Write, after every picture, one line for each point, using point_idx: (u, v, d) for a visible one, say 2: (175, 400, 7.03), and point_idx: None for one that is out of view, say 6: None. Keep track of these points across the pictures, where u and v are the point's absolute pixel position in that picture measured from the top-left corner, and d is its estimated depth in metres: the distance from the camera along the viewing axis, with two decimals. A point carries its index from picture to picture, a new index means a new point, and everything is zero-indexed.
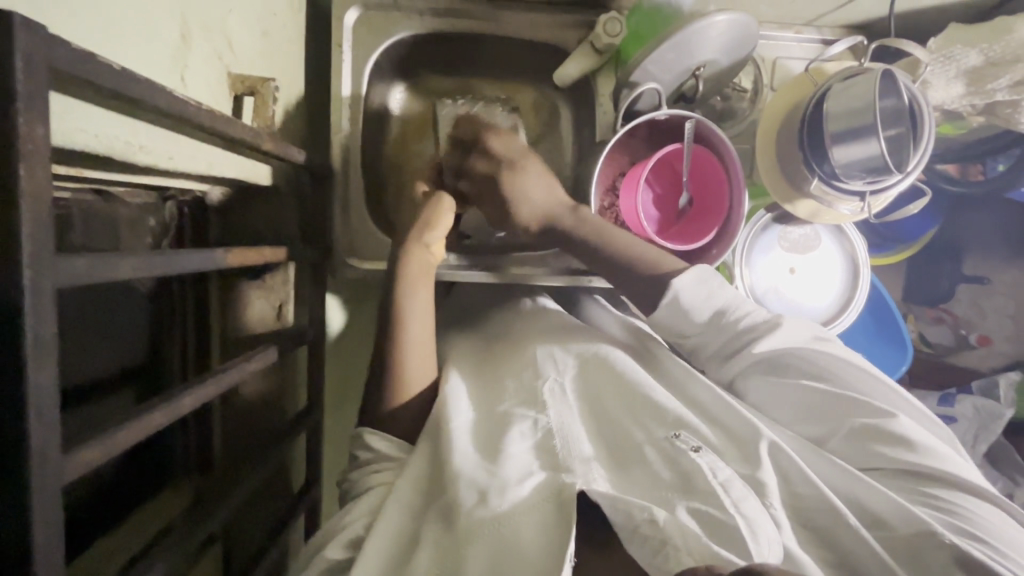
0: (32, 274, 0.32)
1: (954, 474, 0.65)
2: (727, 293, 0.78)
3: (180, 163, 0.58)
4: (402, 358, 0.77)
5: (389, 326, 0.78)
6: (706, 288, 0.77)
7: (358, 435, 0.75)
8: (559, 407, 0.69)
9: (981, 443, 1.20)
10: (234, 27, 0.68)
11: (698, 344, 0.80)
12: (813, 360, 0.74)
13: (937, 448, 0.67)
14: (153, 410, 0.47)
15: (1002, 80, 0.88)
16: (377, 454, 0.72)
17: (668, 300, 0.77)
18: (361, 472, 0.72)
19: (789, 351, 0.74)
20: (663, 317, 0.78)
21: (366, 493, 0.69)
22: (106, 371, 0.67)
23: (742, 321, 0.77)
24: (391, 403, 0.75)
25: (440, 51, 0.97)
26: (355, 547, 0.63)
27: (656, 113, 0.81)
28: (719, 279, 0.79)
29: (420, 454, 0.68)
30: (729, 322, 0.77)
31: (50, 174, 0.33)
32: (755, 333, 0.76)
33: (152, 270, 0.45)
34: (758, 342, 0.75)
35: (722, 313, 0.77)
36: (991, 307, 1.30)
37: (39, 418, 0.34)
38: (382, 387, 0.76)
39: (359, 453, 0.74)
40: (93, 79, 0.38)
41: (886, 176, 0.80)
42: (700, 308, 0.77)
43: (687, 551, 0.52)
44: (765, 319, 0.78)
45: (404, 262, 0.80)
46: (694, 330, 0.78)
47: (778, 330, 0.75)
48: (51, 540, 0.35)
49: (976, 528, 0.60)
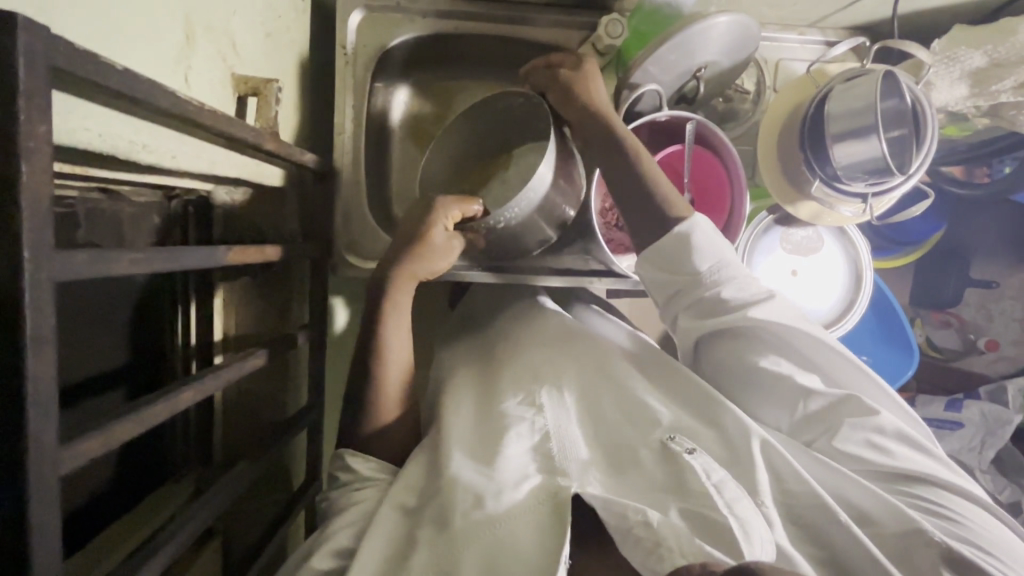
0: (31, 267, 0.33)
1: (941, 477, 0.66)
2: (727, 251, 0.77)
3: (183, 162, 0.59)
4: (386, 372, 0.77)
5: (395, 340, 0.78)
6: (713, 241, 0.76)
7: (340, 456, 0.75)
8: (557, 412, 0.70)
9: (988, 449, 1.17)
10: (239, 29, 0.69)
11: (677, 294, 0.78)
12: (811, 353, 0.74)
13: (923, 453, 0.69)
14: (152, 403, 0.48)
15: (1007, 81, 0.87)
16: (357, 475, 0.72)
17: (674, 235, 0.75)
18: (341, 492, 0.72)
19: (797, 337, 0.73)
20: (661, 247, 0.76)
21: (348, 509, 0.69)
22: (109, 364, 0.68)
23: (737, 279, 0.76)
24: (382, 413, 0.77)
25: (444, 54, 0.98)
26: (343, 557, 0.63)
27: (657, 115, 0.82)
28: (720, 239, 0.78)
29: (416, 461, 0.69)
30: (721, 278, 0.75)
31: (51, 170, 0.34)
32: (745, 297, 0.75)
33: (152, 265, 0.46)
34: (755, 306, 0.74)
35: (720, 266, 0.76)
36: (998, 311, 1.30)
37: (38, 412, 0.34)
38: (368, 390, 0.76)
39: (340, 474, 0.74)
40: (95, 77, 0.38)
41: (888, 178, 0.79)
42: (700, 255, 0.75)
43: (680, 553, 0.52)
44: (758, 291, 0.76)
45: (391, 288, 0.79)
46: (687, 273, 0.76)
47: (768, 302, 0.75)
48: (49, 531, 0.36)
49: (966, 530, 0.61)
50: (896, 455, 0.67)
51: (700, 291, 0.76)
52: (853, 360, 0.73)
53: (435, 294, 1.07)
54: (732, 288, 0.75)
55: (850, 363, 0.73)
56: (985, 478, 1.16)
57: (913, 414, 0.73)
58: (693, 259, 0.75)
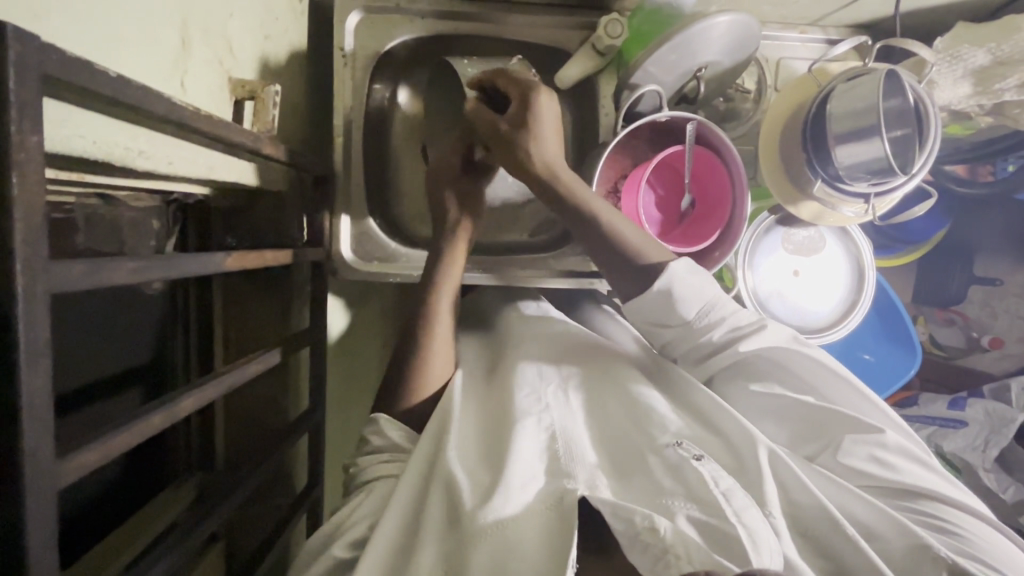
0: (25, 279, 0.33)
1: (943, 492, 0.66)
2: (710, 290, 0.77)
3: (181, 167, 0.59)
4: (428, 348, 0.78)
5: (419, 328, 0.79)
6: (694, 284, 0.76)
7: (373, 420, 0.75)
8: (564, 414, 0.71)
9: (992, 448, 1.15)
10: (236, 31, 0.69)
11: (673, 338, 0.80)
12: (813, 375, 0.75)
13: (927, 468, 0.69)
14: (153, 411, 0.48)
15: (1009, 80, 0.86)
16: (388, 443, 0.72)
17: (654, 292, 0.75)
18: (370, 458, 0.72)
19: (796, 360, 0.75)
20: (644, 304, 0.77)
21: (372, 483, 0.69)
22: (110, 370, 0.67)
23: (726, 320, 0.77)
24: (415, 395, 0.76)
25: (443, 54, 0.98)
26: (358, 547, 0.63)
27: (657, 115, 0.81)
28: (705, 275, 0.78)
29: (422, 443, 0.69)
30: (710, 321, 0.77)
31: (44, 180, 0.34)
32: (738, 334, 0.77)
33: (150, 274, 0.45)
34: (745, 341, 0.76)
35: (707, 309, 0.76)
36: (1003, 308, 1.26)
37: (33, 425, 0.34)
38: (404, 376, 0.77)
39: (371, 438, 0.74)
40: (88, 85, 0.38)
41: (891, 178, 0.78)
42: (685, 305, 0.76)
43: (688, 560, 0.51)
44: (750, 321, 0.78)
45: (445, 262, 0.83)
46: (676, 323, 0.77)
47: (762, 331, 0.76)
48: (47, 544, 0.36)
49: (969, 544, 0.60)
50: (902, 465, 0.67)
51: (696, 336, 0.78)
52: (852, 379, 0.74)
53: None
54: (723, 328, 0.77)
55: (853, 383, 0.74)
56: (990, 478, 1.14)
57: (913, 434, 0.73)
58: (678, 310, 0.76)
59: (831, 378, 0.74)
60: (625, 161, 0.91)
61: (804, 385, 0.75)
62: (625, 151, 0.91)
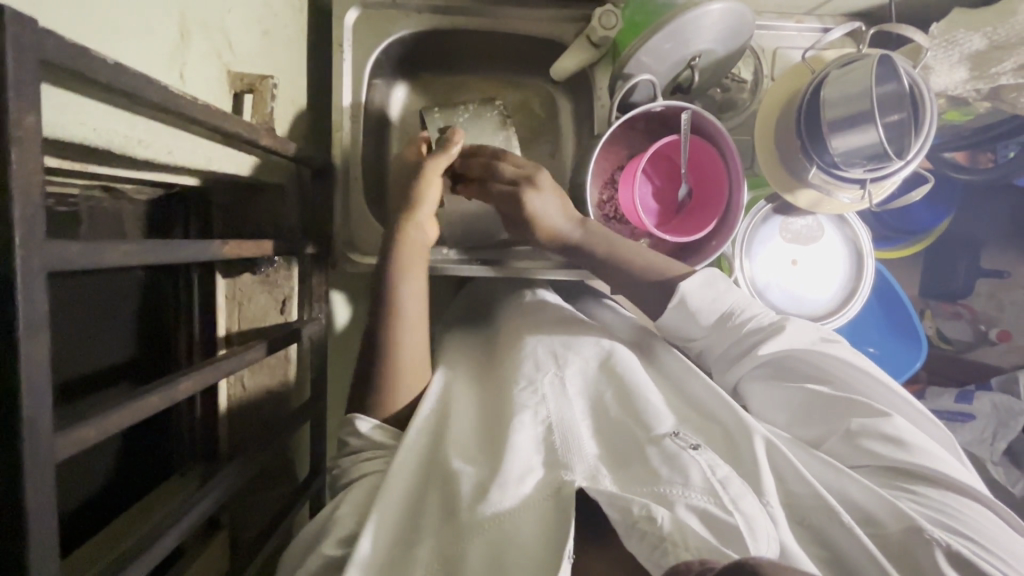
0: (23, 253, 0.34)
1: (945, 474, 0.65)
2: (733, 295, 0.80)
3: (181, 157, 0.60)
4: (400, 336, 0.78)
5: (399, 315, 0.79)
6: (709, 296, 0.79)
7: (347, 422, 0.75)
8: (560, 402, 0.70)
9: (999, 440, 1.14)
10: (234, 26, 0.70)
11: (704, 346, 0.82)
12: (818, 363, 0.75)
13: (934, 451, 0.67)
14: (151, 393, 0.48)
15: (1006, 63, 0.86)
16: (366, 442, 0.72)
17: (672, 305, 0.78)
18: (351, 460, 0.72)
19: (797, 352, 0.75)
20: (667, 321, 0.80)
21: (355, 482, 0.69)
22: (108, 359, 0.69)
23: (747, 324, 0.78)
24: (405, 388, 0.77)
25: (441, 50, 0.99)
26: (348, 543, 0.62)
27: (652, 104, 0.81)
28: (724, 282, 0.81)
29: (415, 439, 0.69)
30: (734, 325, 0.79)
31: (41, 160, 0.35)
32: (760, 334, 0.78)
33: (144, 257, 0.46)
34: (766, 344, 0.76)
35: (727, 315, 0.79)
36: (1010, 300, 1.27)
37: (35, 397, 0.35)
38: (386, 370, 0.77)
39: (348, 439, 0.74)
40: (85, 71, 0.39)
41: (886, 163, 0.78)
42: (704, 314, 0.78)
43: (685, 547, 0.52)
44: (771, 322, 0.79)
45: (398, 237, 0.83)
46: (699, 334, 0.80)
47: (783, 332, 0.76)
48: (47, 517, 0.37)
49: (962, 524, 0.60)
50: (904, 448, 0.66)
51: (727, 339, 0.79)
52: (856, 364, 0.74)
53: (437, 284, 1.11)
54: (746, 332, 0.78)
55: (858, 369, 0.73)
56: (998, 471, 1.13)
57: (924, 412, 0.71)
58: (697, 319, 0.79)
59: (837, 364, 0.74)
60: (622, 152, 0.92)
61: (808, 376, 0.75)
62: (625, 142, 0.92)
